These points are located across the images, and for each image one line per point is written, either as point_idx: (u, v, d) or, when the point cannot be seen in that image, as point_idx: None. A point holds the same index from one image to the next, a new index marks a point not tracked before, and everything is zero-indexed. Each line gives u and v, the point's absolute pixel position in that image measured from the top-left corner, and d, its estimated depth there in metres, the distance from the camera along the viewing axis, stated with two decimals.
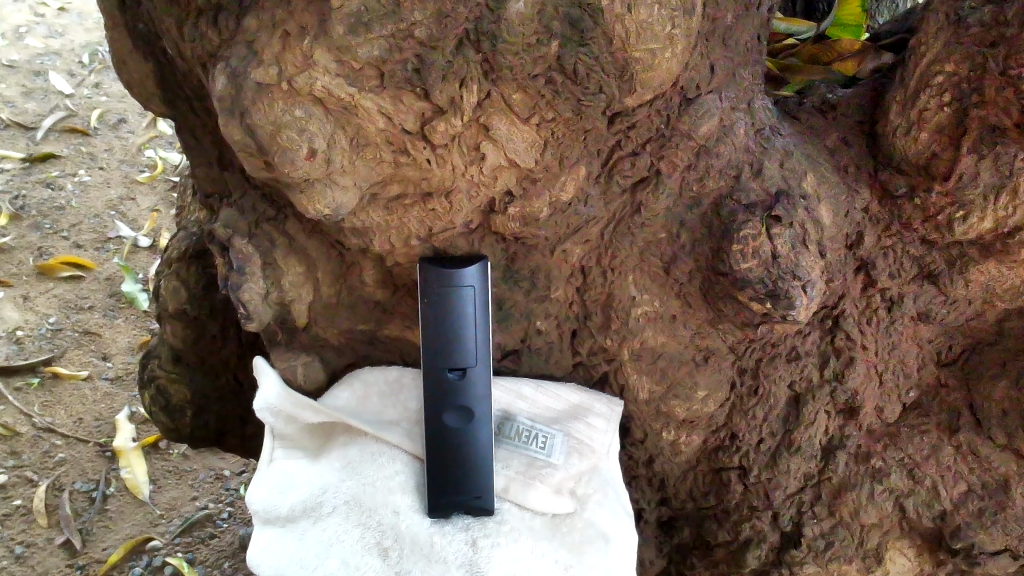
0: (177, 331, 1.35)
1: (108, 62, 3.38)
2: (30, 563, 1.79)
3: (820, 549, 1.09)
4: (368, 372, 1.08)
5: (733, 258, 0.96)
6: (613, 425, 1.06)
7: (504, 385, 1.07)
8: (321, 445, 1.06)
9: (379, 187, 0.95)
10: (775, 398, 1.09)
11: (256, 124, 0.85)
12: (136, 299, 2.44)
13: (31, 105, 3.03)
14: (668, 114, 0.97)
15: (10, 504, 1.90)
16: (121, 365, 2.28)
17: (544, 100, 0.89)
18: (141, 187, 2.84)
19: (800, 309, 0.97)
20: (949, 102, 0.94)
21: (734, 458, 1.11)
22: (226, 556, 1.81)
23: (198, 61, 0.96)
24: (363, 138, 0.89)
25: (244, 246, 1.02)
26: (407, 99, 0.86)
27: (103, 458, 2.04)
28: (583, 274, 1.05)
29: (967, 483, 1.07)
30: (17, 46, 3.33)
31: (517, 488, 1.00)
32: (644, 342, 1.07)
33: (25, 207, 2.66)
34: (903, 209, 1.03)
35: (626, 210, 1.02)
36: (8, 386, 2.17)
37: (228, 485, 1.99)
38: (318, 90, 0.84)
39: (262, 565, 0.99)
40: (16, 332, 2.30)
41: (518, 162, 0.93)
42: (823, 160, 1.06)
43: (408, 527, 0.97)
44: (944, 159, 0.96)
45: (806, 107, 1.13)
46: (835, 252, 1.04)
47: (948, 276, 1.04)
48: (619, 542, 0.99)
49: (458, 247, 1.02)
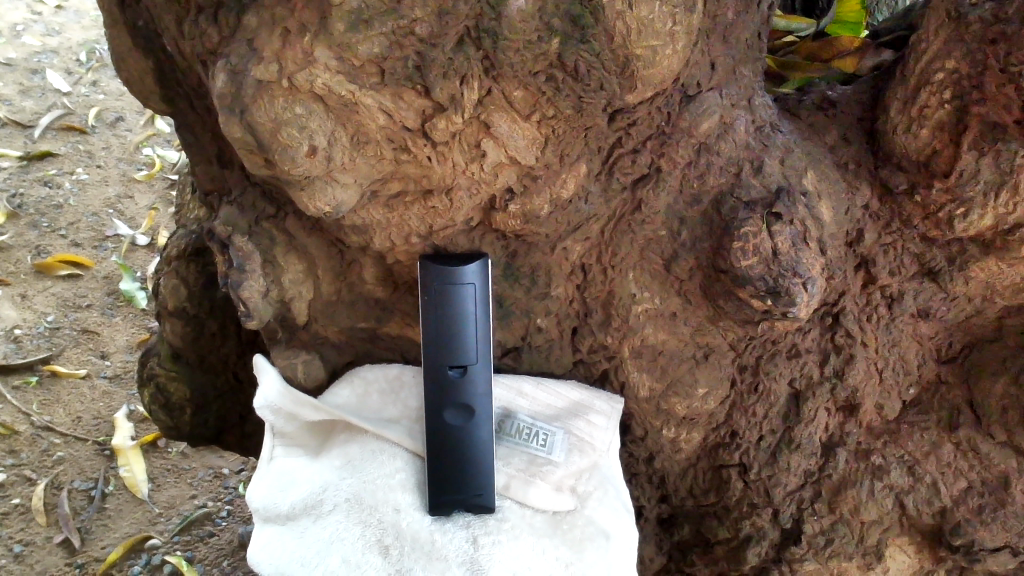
0: (176, 329, 1.35)
1: (106, 60, 3.38)
2: (29, 561, 1.78)
3: (820, 546, 1.09)
4: (367, 370, 1.08)
5: (734, 255, 0.96)
6: (613, 422, 1.06)
7: (504, 382, 1.07)
8: (321, 442, 1.06)
9: (379, 184, 0.95)
10: (776, 395, 1.09)
11: (257, 122, 0.85)
12: (134, 298, 2.45)
13: (29, 103, 3.02)
14: (669, 112, 0.97)
15: (9, 503, 1.90)
16: (120, 363, 2.28)
17: (545, 97, 0.88)
18: (139, 185, 2.84)
19: (801, 306, 0.97)
20: (950, 98, 0.94)
21: (734, 455, 1.11)
22: (225, 554, 1.81)
23: (198, 58, 0.95)
24: (363, 135, 0.89)
25: (244, 243, 1.02)
26: (408, 97, 0.86)
27: (102, 456, 2.04)
28: (584, 271, 1.06)
29: (967, 480, 1.07)
30: (14, 44, 3.33)
31: (517, 486, 1.00)
32: (644, 339, 1.07)
33: (23, 205, 2.65)
34: (903, 207, 1.03)
35: (626, 207, 1.02)
36: (6, 384, 2.16)
37: (227, 483, 1.99)
38: (319, 87, 0.84)
39: (262, 564, 0.99)
40: (14, 330, 2.30)
41: (519, 159, 0.93)
42: (824, 157, 1.06)
43: (408, 525, 0.97)
44: (943, 156, 0.96)
45: (805, 103, 1.12)
46: (835, 249, 1.04)
47: (948, 273, 1.04)
48: (620, 539, 0.99)
49: (458, 244, 1.02)
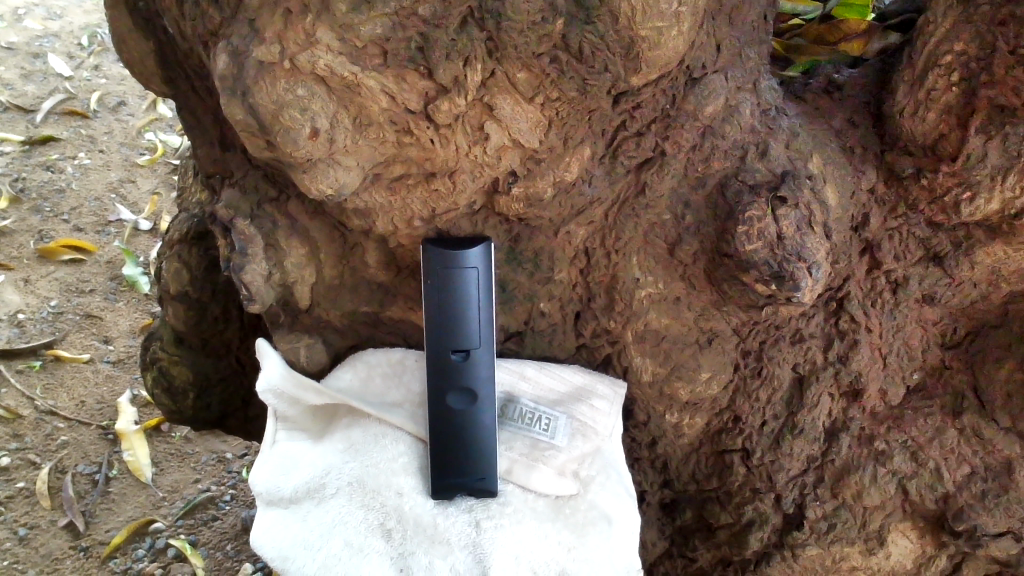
0: (178, 313, 1.35)
1: (108, 45, 3.36)
2: (34, 544, 1.80)
3: (822, 531, 1.10)
4: (370, 354, 1.08)
5: (738, 239, 0.95)
6: (616, 407, 1.06)
7: (507, 366, 1.06)
8: (324, 426, 1.06)
9: (382, 167, 0.94)
10: (780, 380, 1.09)
11: (258, 104, 0.84)
12: (136, 283, 2.45)
13: (31, 87, 3.01)
14: (674, 95, 0.96)
15: (13, 487, 1.91)
16: (122, 348, 2.28)
17: (549, 79, 0.88)
18: (141, 170, 2.83)
19: (805, 291, 0.96)
20: (958, 81, 0.93)
21: (736, 440, 1.11)
22: (229, 538, 1.82)
23: (200, 39, 0.95)
24: (366, 117, 0.88)
25: (246, 226, 1.01)
26: (410, 78, 0.85)
27: (105, 440, 2.04)
28: (587, 255, 1.05)
29: (970, 465, 1.07)
30: (15, 28, 3.31)
31: (520, 470, 1.00)
32: (648, 324, 1.06)
33: (25, 189, 2.64)
34: (910, 190, 1.02)
35: (630, 191, 1.01)
36: (9, 369, 2.17)
37: (230, 467, 1.99)
38: (321, 68, 0.83)
39: (265, 546, 1.00)
40: (17, 315, 2.30)
41: (523, 142, 0.92)
42: (830, 141, 1.05)
43: (411, 509, 0.97)
44: (951, 140, 0.95)
45: (811, 86, 1.11)
46: (840, 233, 1.04)
47: (954, 258, 1.04)
48: (622, 524, 0.99)
49: (462, 228, 1.02)
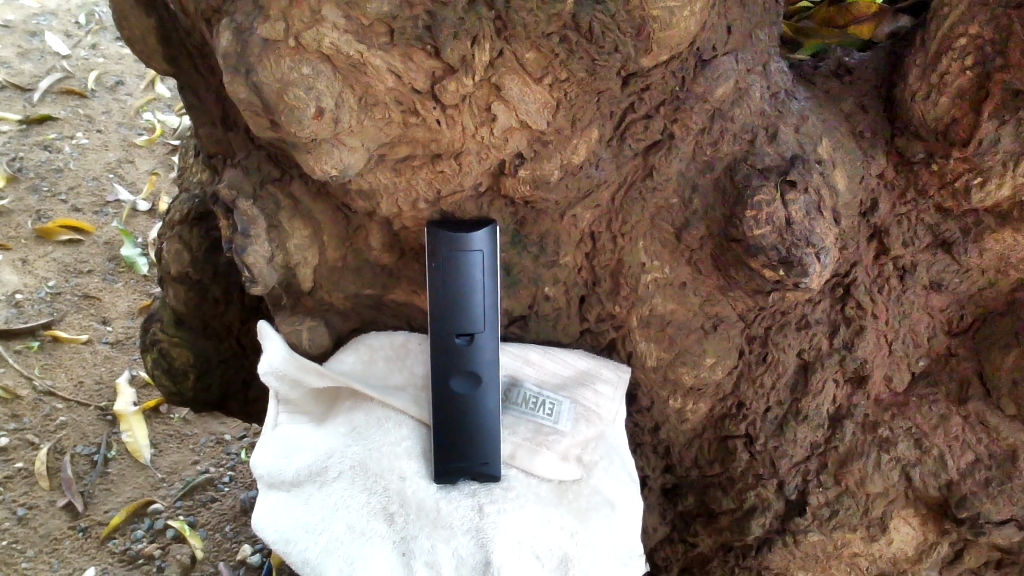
0: (179, 294, 1.34)
1: (106, 23, 3.31)
2: (33, 524, 1.80)
3: (824, 518, 1.09)
4: (374, 337, 1.07)
5: (747, 223, 0.94)
6: (620, 392, 1.05)
7: (510, 350, 1.06)
8: (326, 410, 1.06)
9: (386, 148, 0.93)
10: (785, 366, 1.09)
11: (262, 82, 0.83)
12: (135, 264, 2.43)
13: (28, 65, 2.98)
14: (683, 77, 0.95)
15: (12, 467, 1.91)
16: (121, 329, 2.27)
17: (558, 59, 0.86)
18: (140, 150, 2.81)
19: (813, 277, 0.95)
20: (973, 64, 0.92)
21: (740, 426, 1.11)
22: (227, 520, 1.82)
23: (203, 16, 0.93)
24: (372, 97, 0.87)
25: (249, 207, 1.00)
26: (418, 58, 0.84)
27: (104, 421, 2.04)
28: (593, 239, 1.04)
29: (975, 453, 1.06)
30: (12, 5, 3.27)
31: (523, 455, 1.00)
32: (653, 309, 1.06)
33: (23, 168, 2.62)
34: (919, 176, 1.01)
35: (637, 174, 1.00)
36: (8, 349, 2.16)
37: (229, 449, 1.99)
38: (327, 47, 0.82)
39: (267, 529, 1.00)
40: (15, 295, 2.29)
41: (530, 123, 0.91)
42: (839, 125, 1.04)
43: (414, 493, 0.97)
44: (963, 125, 0.94)
45: (821, 70, 1.10)
46: (848, 219, 1.03)
47: (963, 245, 1.03)
48: (624, 509, 1.00)
49: (467, 211, 1.00)
